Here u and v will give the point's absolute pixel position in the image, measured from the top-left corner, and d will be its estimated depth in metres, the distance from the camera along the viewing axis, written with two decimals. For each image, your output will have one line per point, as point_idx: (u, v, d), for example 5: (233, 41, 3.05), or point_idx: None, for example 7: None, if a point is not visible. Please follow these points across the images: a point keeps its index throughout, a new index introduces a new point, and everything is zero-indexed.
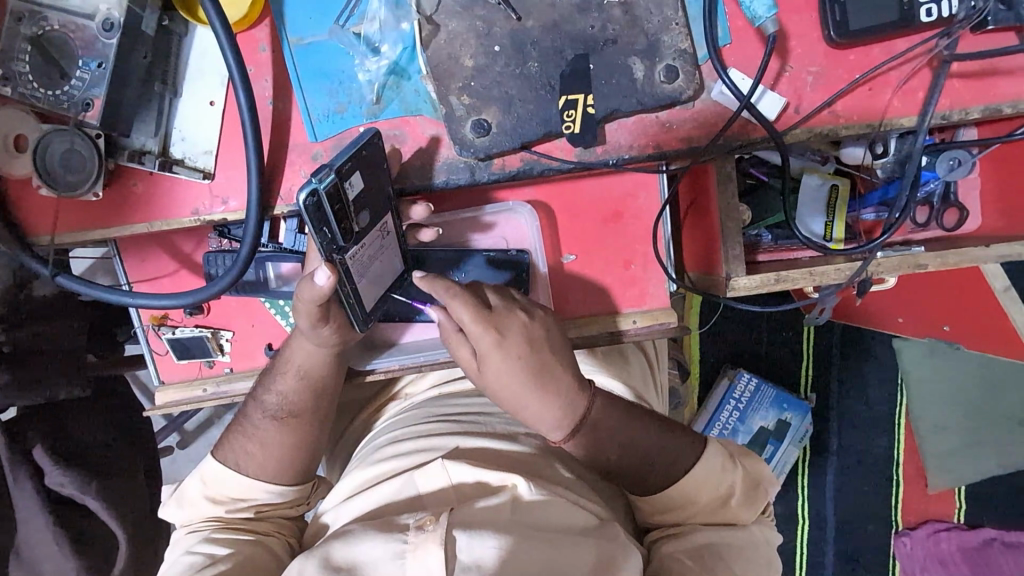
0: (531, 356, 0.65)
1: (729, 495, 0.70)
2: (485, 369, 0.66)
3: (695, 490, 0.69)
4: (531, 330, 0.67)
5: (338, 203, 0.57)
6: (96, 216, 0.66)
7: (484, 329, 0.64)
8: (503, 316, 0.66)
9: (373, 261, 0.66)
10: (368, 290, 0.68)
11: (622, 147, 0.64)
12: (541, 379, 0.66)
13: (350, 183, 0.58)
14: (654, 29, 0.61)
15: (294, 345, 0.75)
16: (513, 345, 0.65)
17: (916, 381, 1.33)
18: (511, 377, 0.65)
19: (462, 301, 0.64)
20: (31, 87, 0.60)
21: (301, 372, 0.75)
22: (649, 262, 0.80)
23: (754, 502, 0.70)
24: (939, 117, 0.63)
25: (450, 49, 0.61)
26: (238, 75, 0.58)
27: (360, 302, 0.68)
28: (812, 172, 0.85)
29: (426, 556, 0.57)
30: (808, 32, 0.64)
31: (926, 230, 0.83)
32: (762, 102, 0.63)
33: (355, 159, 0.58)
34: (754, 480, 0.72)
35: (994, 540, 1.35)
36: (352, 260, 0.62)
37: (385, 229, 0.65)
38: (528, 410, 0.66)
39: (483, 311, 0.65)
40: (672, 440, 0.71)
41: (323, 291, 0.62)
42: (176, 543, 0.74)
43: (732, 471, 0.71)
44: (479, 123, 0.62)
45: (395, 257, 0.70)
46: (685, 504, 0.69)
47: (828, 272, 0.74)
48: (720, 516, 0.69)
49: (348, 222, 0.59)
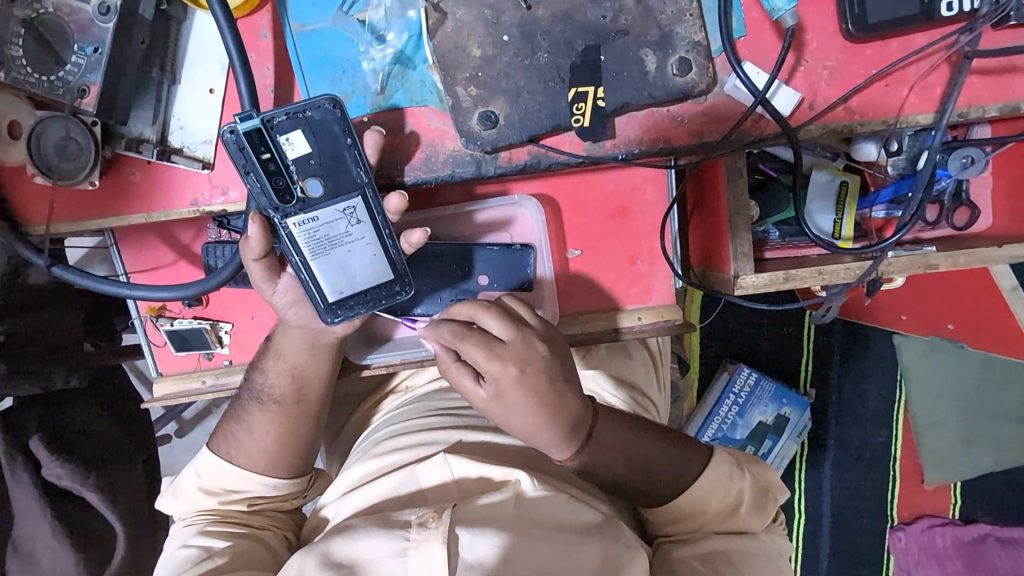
0: (551, 391, 0.61)
1: (738, 503, 0.69)
2: (500, 400, 0.61)
3: (704, 499, 0.68)
4: (551, 362, 0.62)
5: (268, 153, 0.59)
6: (93, 205, 0.65)
7: (502, 364, 0.60)
8: (520, 349, 0.61)
9: (336, 245, 0.63)
10: (332, 278, 0.64)
11: (631, 141, 0.63)
12: (556, 405, 0.62)
13: (286, 140, 0.59)
14: (667, 20, 0.60)
15: (280, 336, 0.74)
16: (534, 380, 0.60)
17: (917, 379, 1.33)
18: (525, 409, 0.61)
19: (473, 339, 0.60)
20: (26, 73, 0.58)
21: (297, 365, 0.74)
22: (656, 257, 0.79)
23: (763, 510, 0.70)
24: (957, 114, 0.62)
25: (457, 38, 0.60)
26: (238, 62, 0.57)
27: (319, 287, 0.64)
28: (821, 168, 0.83)
29: (430, 552, 0.57)
30: (825, 25, 0.62)
31: (936, 228, 0.82)
32: (776, 97, 0.62)
33: (293, 117, 0.58)
34: (762, 487, 0.71)
35: (989, 536, 1.36)
36: (296, 228, 0.61)
37: (352, 214, 0.62)
38: (541, 435, 0.62)
39: (497, 347, 0.61)
40: (679, 450, 0.70)
41: (258, 249, 0.62)
42: (172, 537, 0.73)
43: (740, 478, 0.70)
44: (486, 115, 0.60)
45: (375, 257, 0.64)
46: (694, 513, 0.68)
47: (838, 271, 0.73)
48: (729, 524, 0.69)
49: (286, 181, 0.60)
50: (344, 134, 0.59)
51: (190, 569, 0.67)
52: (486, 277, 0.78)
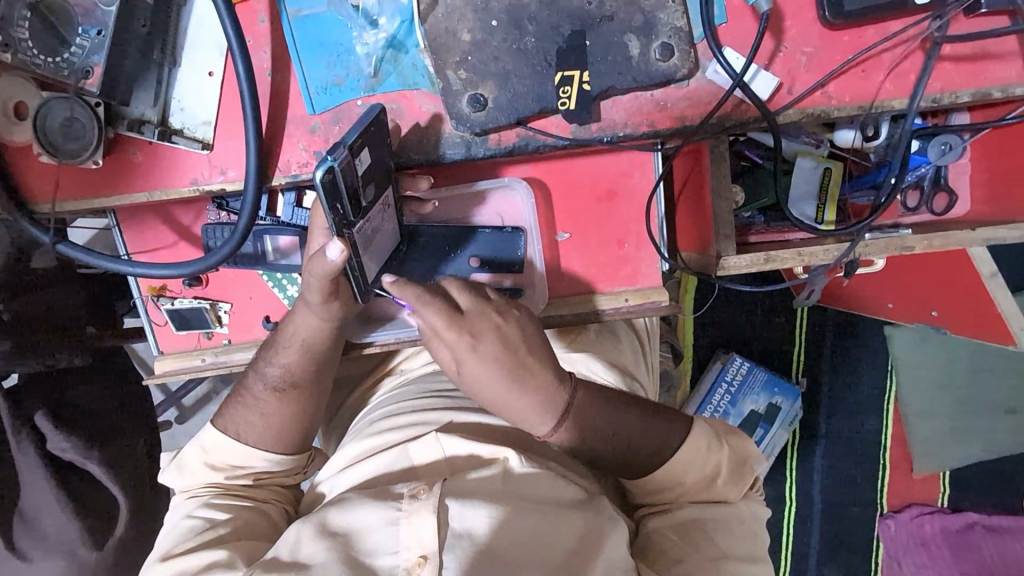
0: (508, 358, 0.65)
1: (715, 474, 0.71)
2: (463, 374, 0.66)
3: (682, 472, 0.70)
4: (506, 332, 0.67)
5: (350, 178, 0.59)
6: (96, 183, 0.67)
7: (458, 334, 0.65)
8: (475, 321, 0.66)
9: (375, 235, 0.69)
10: (370, 262, 0.70)
11: (617, 124, 0.65)
12: (519, 378, 0.66)
13: (359, 160, 0.59)
14: (650, 6, 0.62)
15: (294, 319, 0.76)
16: (489, 348, 0.65)
17: (906, 369, 1.36)
18: (494, 378, 0.65)
19: (435, 307, 0.65)
20: (31, 54, 0.60)
21: (306, 345, 0.76)
22: (644, 241, 0.81)
23: (740, 480, 0.72)
24: (931, 99, 0.64)
25: (447, 22, 0.62)
26: (236, 45, 0.59)
27: (364, 272, 0.70)
28: (806, 155, 0.85)
29: (420, 523, 0.60)
30: (804, 13, 0.64)
31: (915, 214, 0.85)
32: (755, 81, 0.64)
33: (361, 132, 0.59)
34: (740, 458, 0.73)
35: (977, 524, 1.38)
36: (359, 234, 0.64)
37: (386, 202, 0.67)
38: (511, 409, 0.66)
39: (458, 317, 0.66)
40: (658, 424, 0.72)
41: (335, 266, 0.64)
42: (175, 507, 0.76)
43: (719, 450, 0.72)
44: (475, 97, 0.63)
45: (393, 229, 0.73)
46: (672, 484, 0.71)
47: (816, 253, 0.75)
48: (705, 495, 0.71)
49: (358, 199, 0.61)
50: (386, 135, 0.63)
51: (193, 539, 0.70)
52: (477, 260, 0.81)
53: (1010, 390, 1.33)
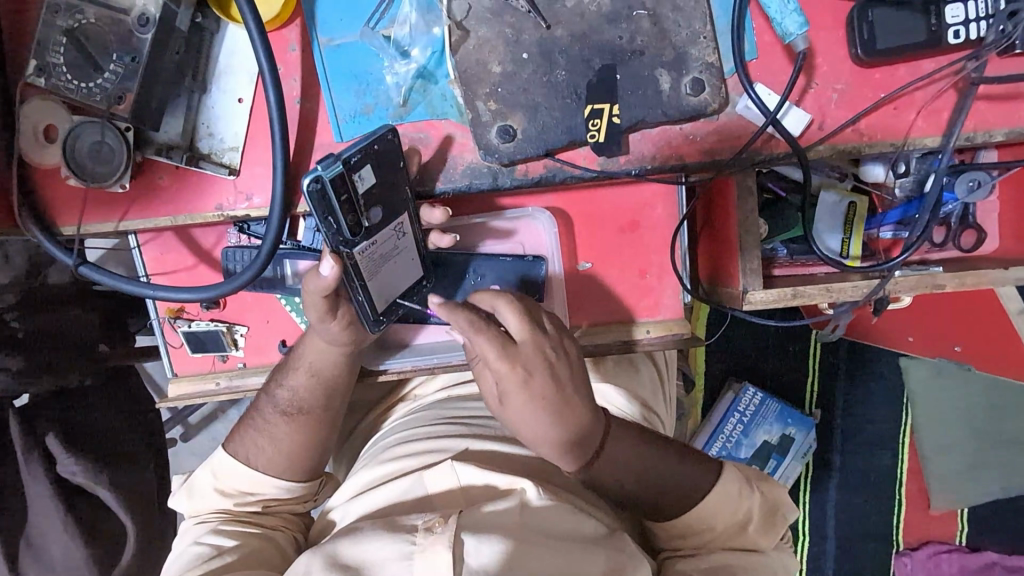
0: (556, 397, 0.62)
1: (746, 522, 0.69)
2: (507, 406, 0.63)
3: (711, 516, 0.68)
4: (557, 369, 0.63)
5: (344, 194, 0.58)
6: (120, 206, 0.67)
7: (510, 369, 0.61)
8: (530, 352, 0.63)
9: (386, 261, 0.67)
10: (379, 289, 0.69)
11: (645, 157, 0.65)
12: (561, 412, 0.63)
13: (359, 177, 0.58)
14: (681, 42, 0.62)
15: (308, 343, 0.75)
16: (540, 387, 0.62)
17: (925, 404, 1.33)
18: (533, 413, 0.62)
19: (487, 336, 0.62)
20: (65, 79, 0.60)
21: (315, 371, 0.75)
22: (666, 272, 0.80)
23: (771, 530, 0.70)
24: (964, 138, 0.64)
25: (478, 54, 0.62)
26: (268, 73, 0.59)
27: (373, 302, 0.69)
28: (829, 188, 0.84)
29: (434, 558, 0.57)
30: (835, 51, 0.64)
31: (942, 250, 0.83)
32: (786, 118, 0.64)
33: (365, 153, 0.58)
34: (771, 507, 0.71)
35: (997, 564, 1.34)
36: (359, 257, 0.63)
37: (400, 229, 0.66)
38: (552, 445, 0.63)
39: (510, 345, 0.62)
40: (689, 465, 0.70)
41: (328, 282, 0.64)
42: (184, 533, 0.74)
43: (750, 496, 0.70)
44: (504, 129, 0.62)
45: (411, 261, 0.71)
46: (702, 530, 0.69)
47: (845, 288, 0.74)
48: (736, 541, 0.69)
49: (357, 218, 0.60)
50: (401, 160, 0.62)
51: (199, 567, 0.67)
52: (498, 286, 0.80)
53: None
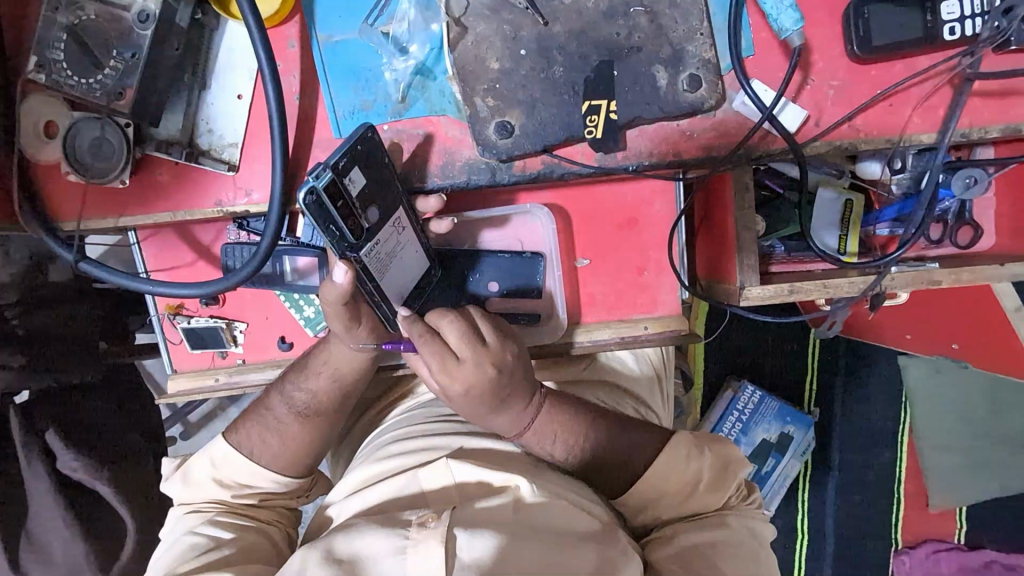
0: (494, 395, 0.66)
1: (697, 482, 0.70)
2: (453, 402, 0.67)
3: (663, 480, 0.69)
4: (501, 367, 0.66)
5: (340, 201, 0.59)
6: (119, 201, 0.67)
7: (453, 378, 0.65)
8: (476, 360, 0.65)
9: (393, 258, 0.67)
10: (392, 287, 0.69)
11: (642, 153, 0.65)
12: (499, 402, 0.67)
13: (350, 180, 0.59)
14: (678, 38, 0.62)
15: (326, 347, 0.75)
16: (485, 386, 0.65)
17: (923, 402, 1.33)
18: (477, 405, 0.67)
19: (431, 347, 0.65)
20: (65, 74, 0.61)
21: (337, 375, 0.76)
22: (664, 268, 0.81)
23: (721, 486, 0.71)
24: (959, 134, 0.64)
25: (476, 51, 0.62)
26: (267, 69, 0.59)
27: (388, 300, 0.69)
28: (827, 185, 0.85)
29: (428, 553, 0.57)
30: (831, 47, 0.64)
31: (940, 247, 0.83)
32: (783, 114, 0.64)
33: (350, 155, 0.59)
34: (721, 464, 0.72)
35: (995, 561, 1.34)
36: (368, 259, 0.64)
37: (399, 224, 0.66)
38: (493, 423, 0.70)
39: (450, 363, 0.65)
40: (628, 434, 0.73)
41: (344, 289, 0.63)
42: (175, 522, 0.74)
43: (698, 457, 0.71)
44: (502, 125, 0.63)
45: (417, 254, 0.72)
46: (657, 497, 0.70)
47: (842, 285, 0.74)
48: (689, 504, 0.70)
49: (358, 220, 0.61)
50: (384, 155, 0.63)
51: (196, 558, 0.67)
52: (497, 282, 0.80)
53: None
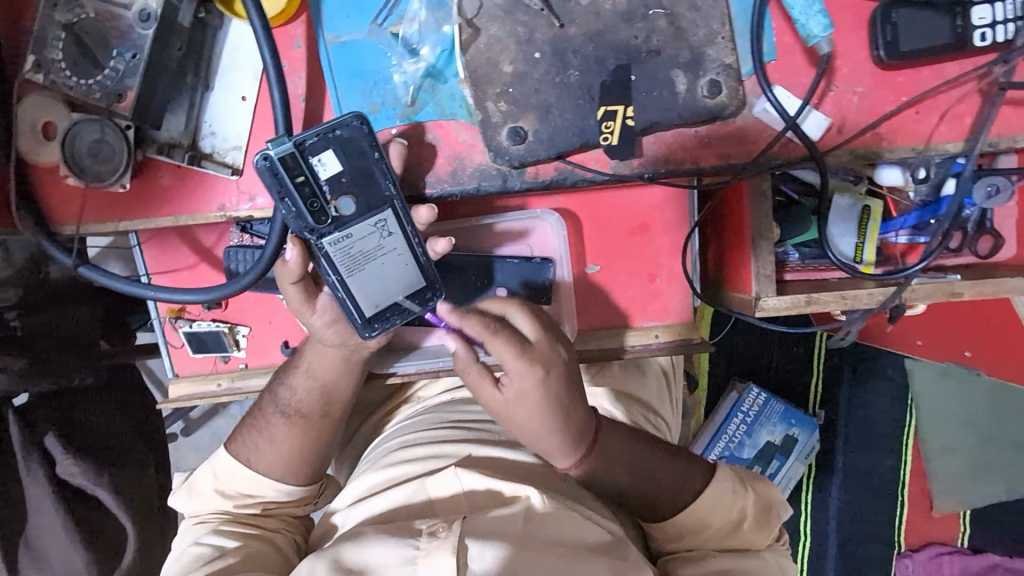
0: (557, 399, 0.66)
1: (741, 519, 0.70)
2: (514, 403, 0.66)
3: (707, 513, 0.69)
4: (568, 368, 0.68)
5: (302, 176, 0.60)
6: (119, 205, 0.65)
7: (528, 365, 0.65)
8: (545, 353, 0.66)
9: (370, 260, 0.64)
10: (364, 292, 0.65)
11: (658, 160, 0.63)
12: (563, 411, 0.66)
13: (318, 161, 0.60)
14: (699, 42, 0.60)
15: (309, 348, 0.74)
16: (555, 385, 0.65)
17: (933, 408, 1.32)
18: (541, 411, 0.65)
19: (502, 338, 0.64)
20: (64, 75, 0.59)
21: (311, 372, 0.74)
22: (675, 274, 0.79)
23: (766, 526, 0.70)
24: (988, 144, 0.62)
25: (489, 53, 0.60)
26: (273, 71, 0.57)
27: (358, 304, 0.65)
28: (843, 192, 0.83)
29: (438, 564, 0.56)
30: (856, 52, 0.62)
31: (959, 255, 0.82)
32: (806, 122, 0.62)
33: (323, 138, 0.59)
34: (765, 504, 0.71)
35: (999, 566, 1.33)
36: (331, 248, 0.62)
37: (382, 226, 0.63)
38: (545, 439, 0.66)
39: (525, 346, 0.65)
40: (679, 463, 0.72)
41: (295, 267, 0.64)
42: (184, 533, 0.73)
43: (742, 494, 0.71)
44: (515, 130, 0.61)
45: (406, 266, 0.65)
46: (698, 529, 0.69)
47: (860, 296, 0.72)
48: (732, 540, 0.69)
49: (322, 204, 0.61)
50: (372, 149, 0.60)
51: (202, 568, 0.67)
52: (505, 289, 0.78)
53: None
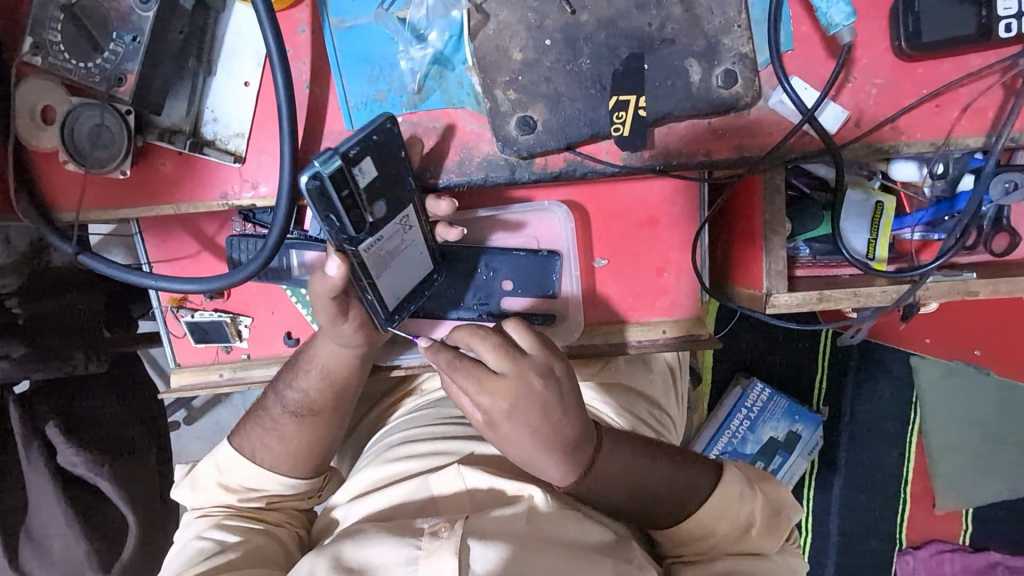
0: (542, 423, 0.60)
1: (749, 525, 0.69)
2: (495, 430, 0.61)
3: (715, 521, 0.68)
4: (545, 394, 0.60)
5: (345, 188, 0.56)
6: (120, 192, 0.64)
7: (492, 398, 0.60)
8: (511, 382, 0.60)
9: (394, 256, 0.64)
10: (388, 287, 0.66)
11: (671, 153, 0.62)
12: (548, 435, 0.60)
13: (360, 170, 0.56)
14: (714, 30, 0.58)
15: (319, 343, 0.73)
16: (525, 411, 0.59)
17: (941, 407, 1.30)
18: (523, 437, 0.60)
19: (464, 371, 0.60)
20: (63, 58, 0.58)
21: (326, 372, 0.73)
22: (684, 270, 0.78)
23: (775, 531, 0.69)
24: (1009, 139, 0.60)
25: (499, 40, 0.59)
26: (276, 56, 0.56)
27: (382, 299, 0.66)
28: (857, 187, 0.81)
29: (440, 563, 0.57)
30: (876, 42, 0.60)
31: (973, 253, 0.80)
32: (822, 114, 0.60)
33: (363, 144, 0.56)
34: (774, 507, 0.70)
35: (1000, 565, 1.33)
36: (366, 254, 0.60)
37: (405, 222, 0.63)
38: (541, 464, 0.62)
39: (486, 379, 0.60)
40: (687, 470, 0.69)
41: (335, 282, 0.61)
42: (187, 526, 0.73)
43: (751, 499, 0.69)
44: (524, 120, 0.59)
45: (421, 254, 0.68)
46: (704, 535, 0.68)
47: (873, 294, 0.71)
48: (739, 546, 0.68)
49: (361, 213, 0.58)
50: (401, 150, 0.59)
51: (203, 563, 0.67)
52: (510, 282, 0.78)
53: None
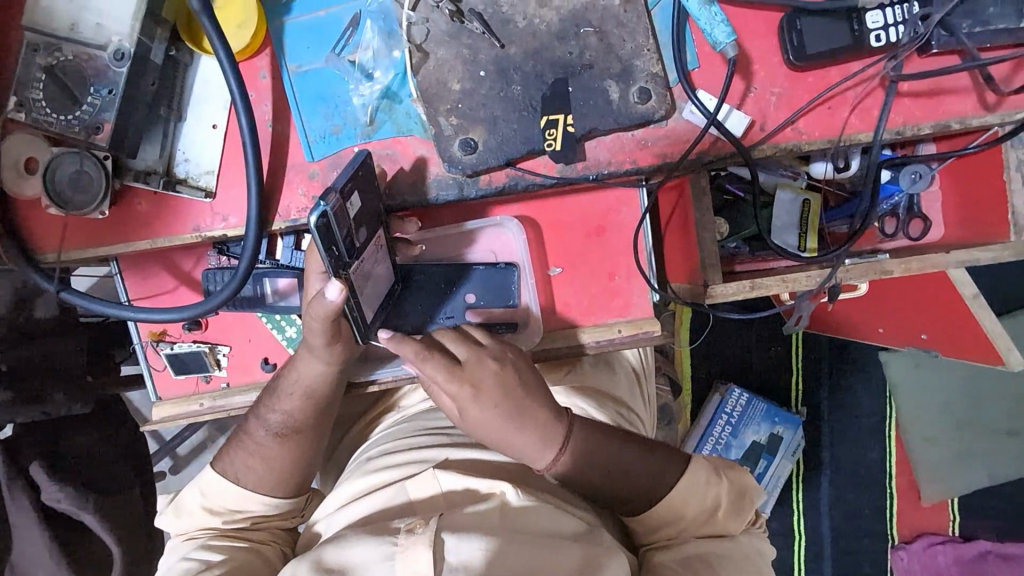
0: (507, 404, 0.69)
1: (715, 507, 0.71)
2: (466, 418, 0.70)
3: (682, 504, 0.70)
4: (505, 378, 0.70)
5: (342, 220, 0.61)
6: (101, 231, 0.69)
7: (459, 386, 0.70)
8: (472, 368, 0.71)
9: (370, 276, 0.71)
10: (367, 304, 0.72)
11: (601, 163, 0.69)
12: (520, 417, 0.69)
13: (351, 203, 0.62)
14: (628, 54, 0.66)
15: (298, 361, 0.76)
16: (489, 397, 0.69)
17: (906, 396, 1.36)
18: (495, 422, 0.69)
19: (433, 361, 0.70)
20: (45, 112, 0.64)
21: (310, 390, 0.77)
22: (633, 272, 0.83)
23: (740, 513, 0.72)
24: (893, 132, 0.68)
25: (438, 74, 0.66)
26: (240, 99, 0.62)
27: (363, 313, 0.72)
28: (785, 187, 0.88)
29: (415, 557, 0.58)
30: (770, 57, 0.69)
31: (893, 240, 0.88)
32: (728, 119, 0.68)
33: (352, 178, 0.63)
34: (740, 490, 0.73)
35: (990, 553, 1.35)
36: (355, 274, 0.66)
37: (379, 241, 0.70)
38: (516, 447, 0.69)
39: (455, 367, 0.70)
40: (653, 457, 0.73)
41: (335, 304, 0.65)
42: (173, 550, 0.75)
43: (717, 483, 0.72)
44: (466, 142, 0.66)
45: (387, 270, 0.75)
46: (673, 519, 0.71)
47: (799, 278, 0.78)
48: (707, 528, 0.71)
49: (351, 240, 0.63)
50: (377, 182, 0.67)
51: None
52: (473, 294, 0.83)
53: (1011, 413, 1.34)
